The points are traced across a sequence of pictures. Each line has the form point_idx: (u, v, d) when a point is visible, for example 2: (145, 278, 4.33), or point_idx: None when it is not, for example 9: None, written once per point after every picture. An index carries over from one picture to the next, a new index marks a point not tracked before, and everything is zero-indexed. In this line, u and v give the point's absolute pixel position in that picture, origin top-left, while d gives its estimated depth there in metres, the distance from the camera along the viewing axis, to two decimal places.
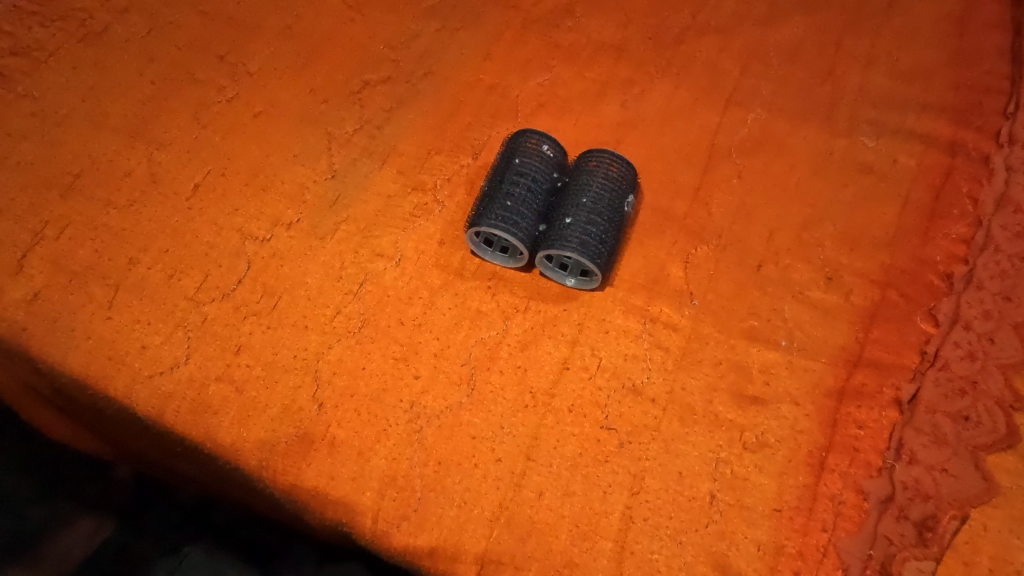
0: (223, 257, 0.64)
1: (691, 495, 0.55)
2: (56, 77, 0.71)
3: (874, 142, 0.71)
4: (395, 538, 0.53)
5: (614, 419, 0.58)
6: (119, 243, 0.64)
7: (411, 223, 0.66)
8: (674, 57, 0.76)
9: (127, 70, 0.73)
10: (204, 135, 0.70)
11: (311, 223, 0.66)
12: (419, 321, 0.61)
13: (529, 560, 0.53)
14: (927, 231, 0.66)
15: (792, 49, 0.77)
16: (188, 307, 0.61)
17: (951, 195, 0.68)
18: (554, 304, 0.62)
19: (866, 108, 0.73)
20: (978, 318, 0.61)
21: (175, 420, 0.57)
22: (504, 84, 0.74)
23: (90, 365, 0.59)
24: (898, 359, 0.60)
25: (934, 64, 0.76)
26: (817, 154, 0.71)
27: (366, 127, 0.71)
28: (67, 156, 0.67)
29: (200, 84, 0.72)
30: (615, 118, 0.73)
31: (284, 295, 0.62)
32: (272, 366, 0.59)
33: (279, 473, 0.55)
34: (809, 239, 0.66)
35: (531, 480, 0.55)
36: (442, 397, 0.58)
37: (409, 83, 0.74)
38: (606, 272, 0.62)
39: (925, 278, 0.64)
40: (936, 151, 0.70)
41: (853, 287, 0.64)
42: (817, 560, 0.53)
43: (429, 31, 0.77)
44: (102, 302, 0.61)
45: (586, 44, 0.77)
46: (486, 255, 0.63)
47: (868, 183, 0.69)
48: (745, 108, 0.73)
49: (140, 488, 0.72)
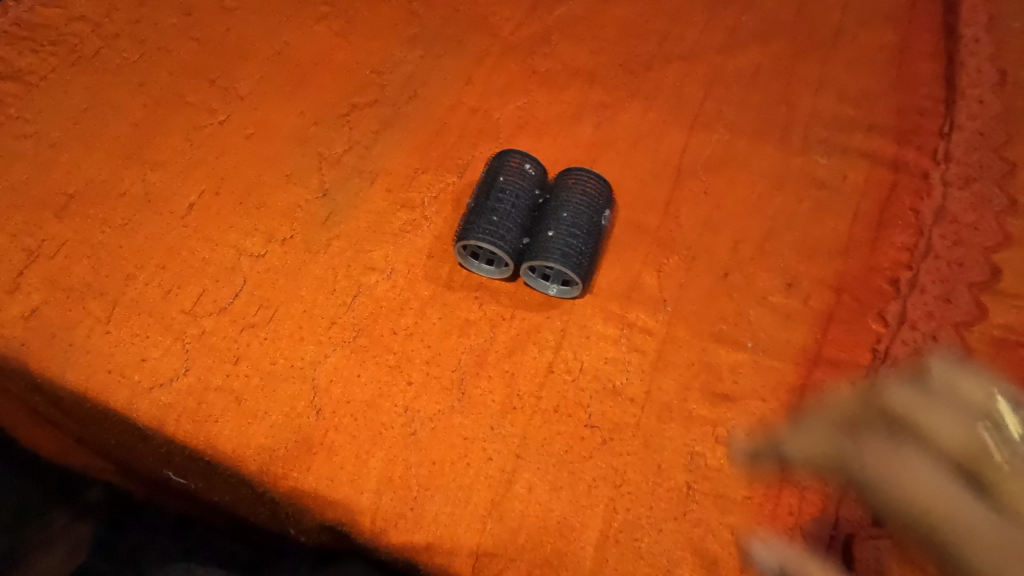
0: (220, 272, 0.66)
1: (670, 486, 0.59)
2: (48, 100, 0.73)
3: (826, 160, 0.78)
4: (393, 536, 0.56)
5: (596, 418, 0.62)
6: (116, 260, 0.66)
7: (401, 238, 0.70)
8: (643, 82, 0.82)
9: (119, 94, 0.75)
10: (197, 155, 0.72)
11: (304, 239, 0.69)
12: (411, 330, 0.65)
13: (521, 551, 0.56)
14: (875, 241, 0.73)
15: (750, 75, 0.83)
16: (186, 321, 0.64)
17: (896, 208, 0.75)
18: (541, 311, 0.66)
19: (819, 129, 0.80)
20: (922, 318, 0.68)
21: (176, 429, 0.60)
22: (485, 107, 0.79)
23: (91, 378, 0.61)
24: (851, 357, 0.66)
25: (877, 90, 0.83)
26: (775, 171, 0.77)
27: (356, 147, 0.75)
28: (61, 177, 0.69)
29: (192, 107, 0.75)
30: (590, 139, 0.78)
31: (281, 307, 0.65)
32: (271, 375, 0.62)
33: (280, 477, 0.58)
34: (769, 249, 0.72)
35: (522, 477, 0.59)
36: (435, 401, 0.61)
37: (395, 106, 0.78)
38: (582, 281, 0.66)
39: (874, 283, 0.71)
40: (881, 169, 0.78)
41: (811, 291, 0.70)
42: (785, 542, 0.58)
43: (413, 57, 0.82)
44: (100, 317, 0.64)
45: (562, 70, 0.82)
46: (474, 265, 0.67)
47: (821, 197, 0.75)
48: (709, 129, 0.79)
49: (114, 504, 0.74)
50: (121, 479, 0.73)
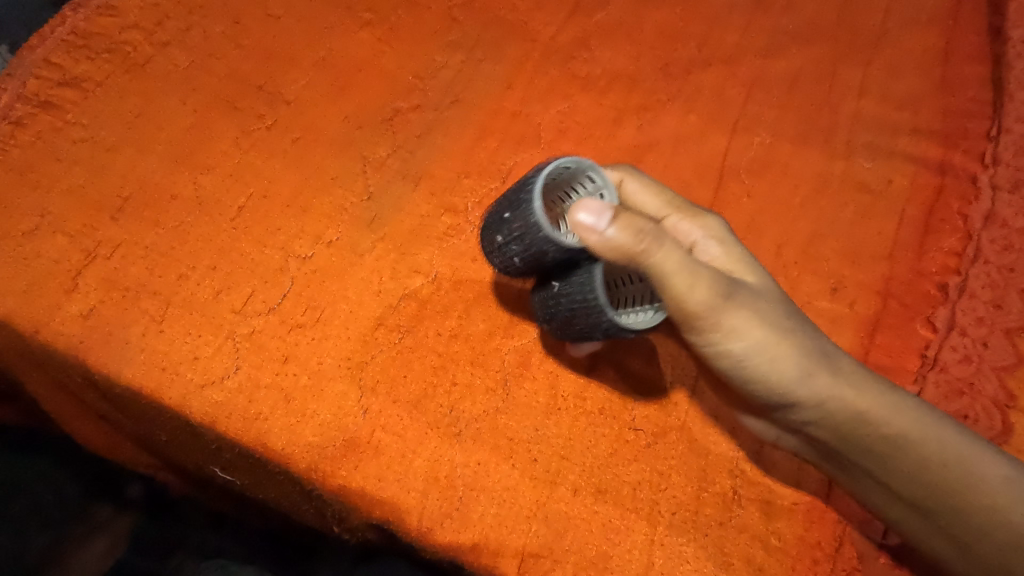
0: (268, 273, 0.68)
1: (715, 491, 0.60)
2: (104, 106, 0.76)
3: (870, 164, 0.77)
4: (439, 536, 0.57)
5: (640, 421, 0.62)
6: (170, 261, 0.68)
7: (445, 242, 0.71)
8: (684, 86, 0.82)
9: (170, 100, 0.77)
10: (245, 159, 0.74)
11: (350, 242, 0.70)
12: (455, 332, 0.65)
13: (566, 553, 0.57)
14: (922, 245, 0.72)
15: (792, 78, 0.83)
16: (236, 320, 0.65)
17: (943, 212, 0.74)
18: (607, 321, 0.51)
19: (862, 132, 0.79)
20: (972, 324, 0.67)
21: (227, 426, 0.61)
22: (526, 111, 0.80)
23: (146, 375, 0.63)
24: (899, 363, 0.66)
25: (922, 92, 0.82)
26: (819, 174, 0.76)
27: (399, 152, 0.76)
28: (116, 180, 0.72)
29: (241, 112, 0.77)
30: (632, 142, 0.78)
31: (328, 308, 0.66)
32: (319, 374, 0.63)
33: (328, 475, 0.59)
34: (814, 252, 0.71)
35: (566, 478, 0.60)
36: (479, 402, 0.62)
37: (437, 111, 0.79)
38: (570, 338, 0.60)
39: (922, 288, 0.70)
40: (927, 172, 0.77)
41: (856, 296, 0.69)
42: (834, 550, 0.59)
43: (455, 62, 0.82)
44: (155, 316, 0.65)
45: (602, 74, 0.83)
46: (537, 215, 0.51)
47: (866, 200, 0.75)
48: (751, 132, 0.79)
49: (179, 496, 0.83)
50: (175, 477, 0.77)
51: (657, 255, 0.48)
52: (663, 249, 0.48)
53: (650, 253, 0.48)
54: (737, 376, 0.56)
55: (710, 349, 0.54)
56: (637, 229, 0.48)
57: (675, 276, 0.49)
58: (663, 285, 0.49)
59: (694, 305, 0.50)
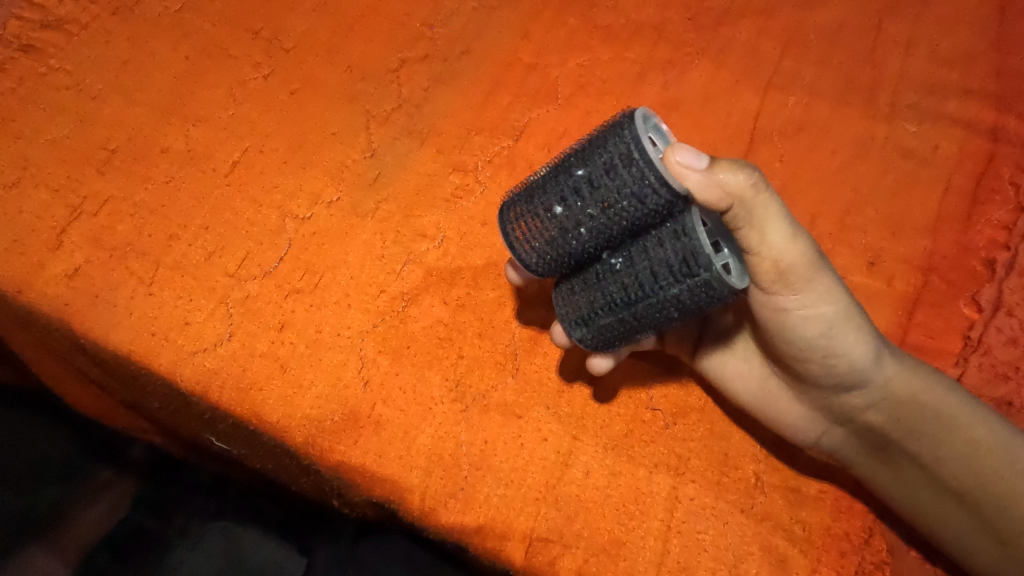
0: (264, 234, 0.63)
1: (737, 477, 0.57)
2: (89, 51, 0.70)
3: (915, 128, 0.71)
4: (443, 516, 0.55)
5: (658, 401, 0.58)
6: (160, 220, 0.64)
7: (453, 204, 0.66)
8: (714, 39, 0.75)
9: (160, 44, 0.71)
10: (240, 112, 0.69)
11: (351, 203, 0.65)
12: (463, 302, 0.61)
13: (577, 538, 0.54)
14: (969, 217, 0.67)
15: (834, 31, 0.76)
16: (229, 284, 0.61)
17: (994, 181, 0.68)
18: (711, 274, 0.43)
19: (908, 93, 0.73)
20: (1021, 304, 0.63)
21: (220, 397, 0.58)
22: (542, 64, 0.74)
23: (135, 341, 0.59)
24: (940, 344, 0.62)
25: (974, 49, 0.75)
26: (859, 139, 0.70)
27: (406, 106, 0.70)
28: (103, 132, 0.67)
29: (235, 60, 0.71)
30: (656, 99, 0.72)
31: (327, 273, 0.62)
32: (317, 343, 0.59)
33: (326, 450, 0.56)
34: (851, 224, 0.66)
35: (579, 459, 0.56)
36: (486, 377, 0.58)
37: (446, 61, 0.73)
38: (620, 337, 0.49)
39: (967, 264, 0.65)
40: (978, 137, 0.70)
41: (895, 272, 0.64)
42: (863, 541, 0.56)
43: (466, 9, 0.75)
44: (144, 278, 0.61)
45: (626, 24, 0.76)
46: (641, 142, 0.44)
47: (909, 167, 0.69)
48: (786, 91, 0.73)
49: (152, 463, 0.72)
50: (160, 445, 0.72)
51: (761, 199, 0.46)
52: (769, 194, 0.46)
53: (757, 194, 0.46)
54: (806, 352, 0.53)
55: (787, 314, 0.51)
56: (742, 169, 0.46)
57: (775, 224, 0.47)
58: (759, 232, 0.47)
59: (788, 259, 0.48)
